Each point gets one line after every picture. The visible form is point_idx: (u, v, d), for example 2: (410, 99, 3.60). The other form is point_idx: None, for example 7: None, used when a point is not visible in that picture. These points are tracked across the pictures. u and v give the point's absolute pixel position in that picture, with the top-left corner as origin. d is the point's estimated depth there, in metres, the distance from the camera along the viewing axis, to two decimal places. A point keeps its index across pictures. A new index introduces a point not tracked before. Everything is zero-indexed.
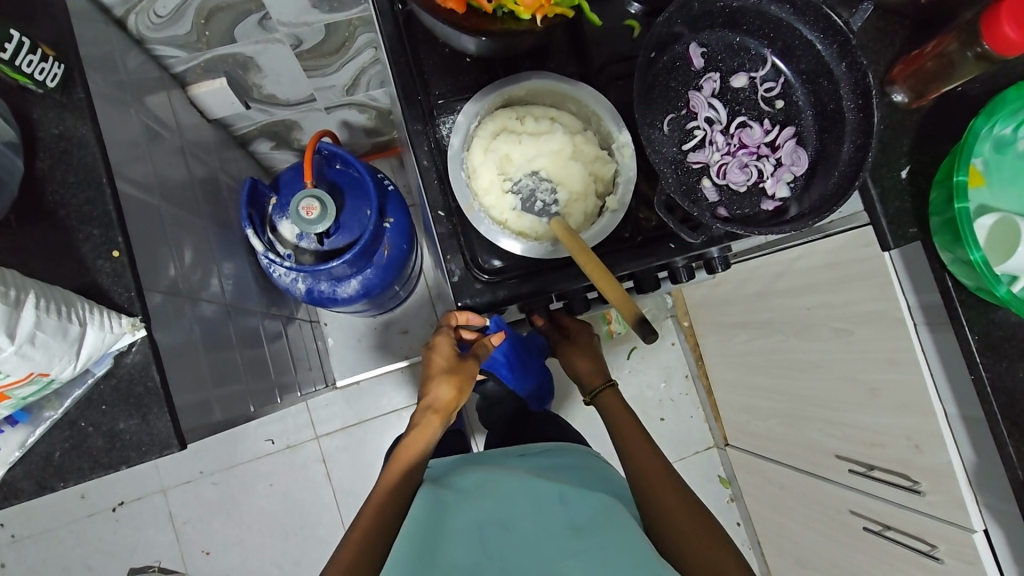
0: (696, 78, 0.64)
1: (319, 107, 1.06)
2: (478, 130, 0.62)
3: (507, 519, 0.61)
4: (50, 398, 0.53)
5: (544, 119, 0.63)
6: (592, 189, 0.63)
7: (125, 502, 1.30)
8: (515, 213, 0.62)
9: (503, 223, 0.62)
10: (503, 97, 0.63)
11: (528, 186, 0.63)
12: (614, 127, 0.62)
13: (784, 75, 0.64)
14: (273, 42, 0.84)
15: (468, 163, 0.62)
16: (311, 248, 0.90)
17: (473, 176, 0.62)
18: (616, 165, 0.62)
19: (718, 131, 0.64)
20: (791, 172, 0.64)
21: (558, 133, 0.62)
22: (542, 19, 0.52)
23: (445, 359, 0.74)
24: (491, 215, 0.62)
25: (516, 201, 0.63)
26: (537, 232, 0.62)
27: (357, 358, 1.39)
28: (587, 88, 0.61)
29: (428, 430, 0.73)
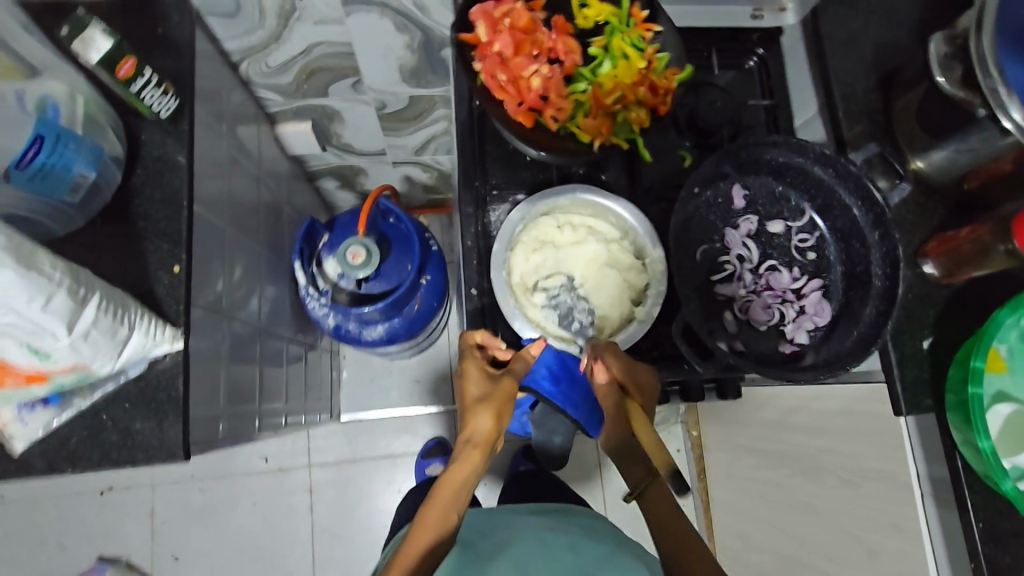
0: (735, 217, 0.69)
1: (387, 160, 1.15)
2: (523, 234, 0.67)
3: (528, 555, 0.58)
4: (84, 387, 0.58)
5: (583, 228, 0.68)
6: (624, 296, 0.67)
7: (114, 488, 1.33)
8: (547, 313, 0.67)
9: (540, 323, 0.66)
10: (549, 205, 0.68)
11: (561, 286, 0.68)
12: (650, 245, 0.67)
13: (820, 230, 0.68)
14: (361, 102, 0.93)
15: (510, 259, 0.67)
16: (348, 288, 0.94)
17: (512, 270, 0.67)
18: (648, 278, 0.67)
19: (748, 269, 0.68)
20: (813, 321, 0.66)
21: (594, 242, 0.68)
22: (601, 143, 0.58)
23: (477, 384, 0.63)
24: (527, 315, 0.66)
25: (549, 298, 0.67)
26: (573, 334, 0.66)
27: (365, 397, 1.41)
28: (627, 206, 0.66)
29: (467, 467, 0.61)
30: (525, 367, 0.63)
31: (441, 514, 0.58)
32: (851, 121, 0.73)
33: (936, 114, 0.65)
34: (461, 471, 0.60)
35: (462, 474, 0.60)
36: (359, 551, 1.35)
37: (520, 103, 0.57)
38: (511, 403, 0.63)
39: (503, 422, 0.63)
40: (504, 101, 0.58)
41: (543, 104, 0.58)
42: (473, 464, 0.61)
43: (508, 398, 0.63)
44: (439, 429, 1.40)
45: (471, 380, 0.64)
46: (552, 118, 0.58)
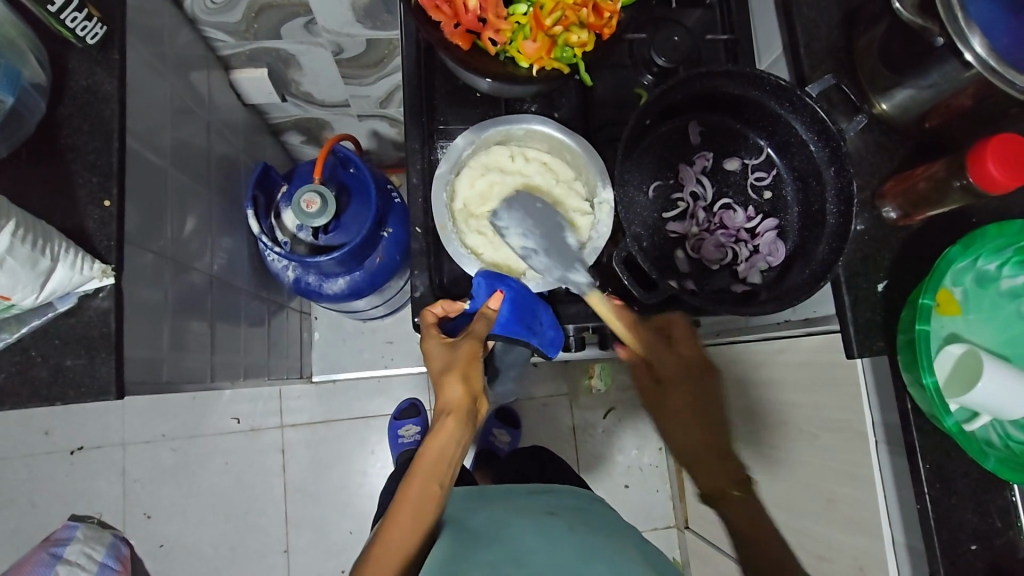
0: (690, 154, 0.67)
1: (351, 113, 1.12)
2: (471, 158, 0.66)
3: (527, 517, 0.72)
4: (9, 322, 0.55)
5: (533, 162, 0.67)
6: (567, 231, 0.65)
7: (85, 448, 1.32)
8: (485, 242, 0.65)
9: (477, 251, 0.65)
10: (501, 133, 0.66)
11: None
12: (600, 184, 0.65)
13: (777, 168, 0.66)
14: (317, 45, 0.90)
15: (454, 185, 0.65)
16: (307, 240, 0.93)
17: (454, 197, 0.65)
18: (593, 219, 0.65)
19: (701, 207, 0.67)
20: (766, 261, 0.65)
21: (542, 178, 0.66)
22: (541, 69, 0.58)
23: (440, 355, 0.62)
24: (466, 242, 0.65)
25: (492, 232, 0.66)
26: (509, 266, 0.65)
27: (337, 357, 1.40)
28: (581, 143, 0.65)
29: (445, 436, 0.61)
30: (487, 327, 0.62)
31: (424, 484, 0.61)
32: (814, 57, 0.70)
33: (897, 48, 0.62)
34: (439, 440, 0.61)
35: (442, 442, 0.61)
36: (331, 510, 1.35)
37: (457, 24, 0.56)
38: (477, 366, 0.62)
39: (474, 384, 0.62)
40: (442, 25, 0.56)
41: (481, 26, 0.56)
42: (450, 434, 0.61)
43: (475, 360, 0.62)
44: (412, 390, 1.40)
45: (436, 352, 0.62)
46: (491, 41, 0.57)
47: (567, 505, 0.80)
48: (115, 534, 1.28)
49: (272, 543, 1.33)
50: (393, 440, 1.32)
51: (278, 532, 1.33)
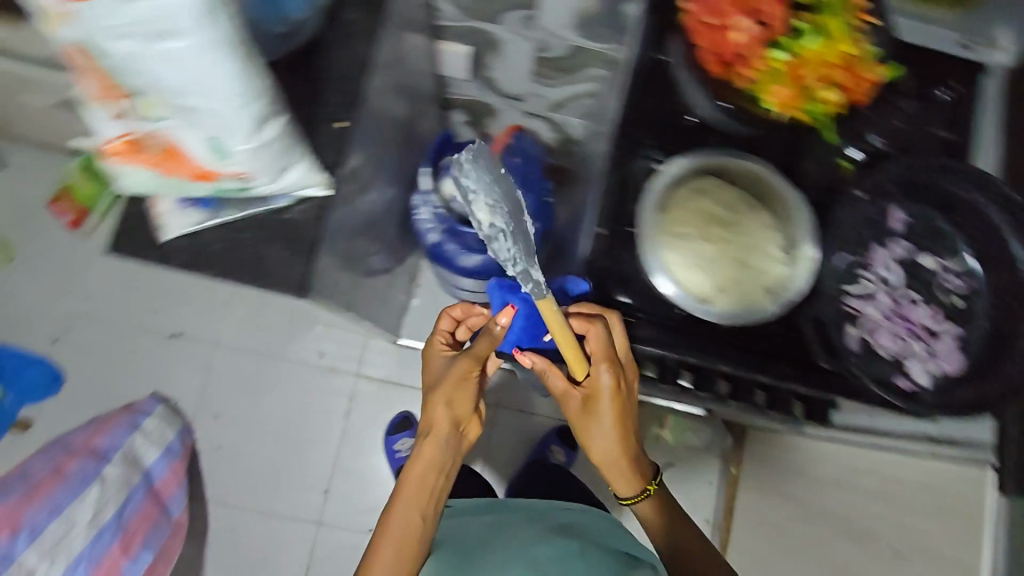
0: (890, 239, 0.77)
1: (521, 108, 1.18)
2: (686, 189, 0.80)
3: (525, 529, 0.90)
4: (234, 202, 0.68)
5: (733, 207, 0.79)
6: (761, 275, 0.77)
7: (181, 336, 1.41)
8: (684, 268, 0.77)
9: (676, 273, 0.77)
10: (718, 169, 0.80)
11: (706, 248, 0.78)
12: (804, 241, 0.77)
13: (972, 278, 0.75)
14: (526, 38, 0.95)
15: (665, 210, 0.78)
16: (459, 209, 0.97)
17: (665, 220, 0.78)
18: (788, 270, 0.77)
19: (886, 291, 0.78)
20: (937, 365, 0.73)
21: (754, 223, 0.79)
22: None
23: (438, 365, 0.81)
24: (668, 264, 0.77)
25: (689, 241, 0.78)
26: (703, 292, 0.76)
27: (425, 327, 1.44)
28: (799, 200, 0.78)
29: (438, 438, 0.74)
30: (486, 346, 0.77)
31: (418, 480, 0.73)
32: None
33: None
34: (428, 449, 0.74)
35: (434, 449, 0.74)
36: (377, 470, 1.38)
37: None
38: (469, 381, 0.77)
39: (464, 402, 0.76)
40: (704, 54, 0.75)
41: None
42: (434, 443, 0.74)
43: (465, 376, 0.76)
44: None
45: (432, 367, 0.81)
46: None
47: (542, 526, 0.93)
48: (182, 423, 1.35)
49: (314, 481, 1.37)
50: (390, 456, 1.35)
51: (322, 473, 1.38)
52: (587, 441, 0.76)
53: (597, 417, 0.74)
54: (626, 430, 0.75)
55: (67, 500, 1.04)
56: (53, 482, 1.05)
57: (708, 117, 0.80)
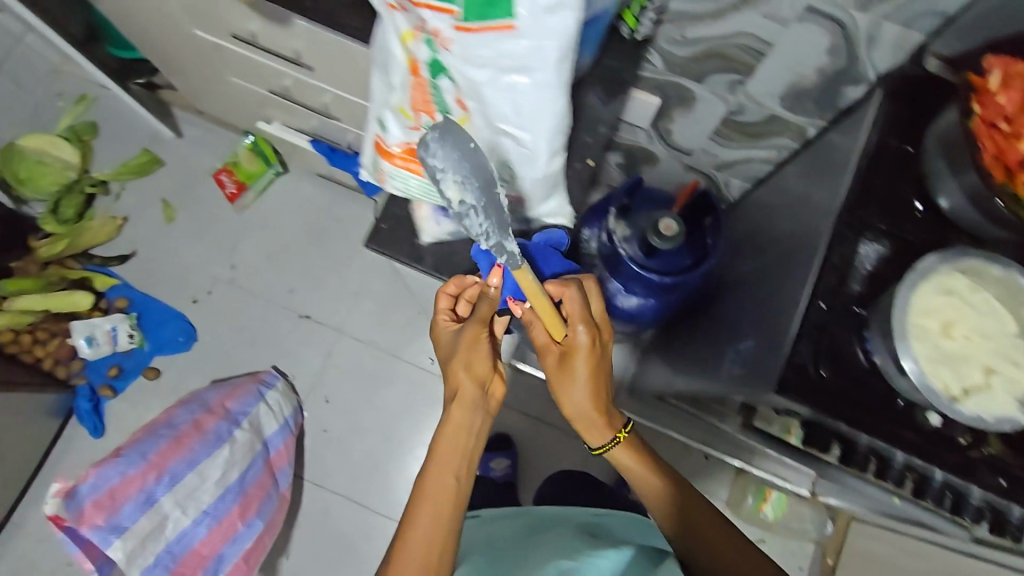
0: None
1: (686, 160, 1.20)
2: (934, 276, 0.62)
3: (560, 530, 0.97)
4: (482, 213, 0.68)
5: (981, 295, 0.62)
6: (1013, 386, 0.60)
7: (310, 318, 1.49)
8: (933, 363, 0.60)
9: (925, 369, 0.60)
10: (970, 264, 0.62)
11: (950, 345, 0.61)
12: None
13: None
14: (724, 100, 0.98)
15: (913, 295, 0.61)
16: (630, 252, 0.98)
17: (912, 306, 0.61)
18: None
19: None
20: None
21: (995, 323, 0.62)
22: None
23: (445, 338, 0.79)
24: (916, 356, 0.60)
25: (936, 339, 0.61)
26: (953, 392, 0.60)
27: None
28: None
29: (464, 404, 0.77)
30: (487, 307, 0.75)
31: (449, 448, 0.75)
32: None
33: None
34: (456, 415, 0.77)
35: (465, 412, 0.77)
36: None
37: (998, 158, 0.62)
38: (477, 344, 0.76)
39: (477, 364, 0.77)
40: (984, 157, 0.62)
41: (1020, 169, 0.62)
42: (462, 408, 0.77)
43: (477, 337, 0.76)
44: None
45: (442, 343, 0.80)
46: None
47: (568, 527, 0.99)
48: (296, 402, 1.42)
49: (407, 483, 1.41)
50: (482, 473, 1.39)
51: (416, 477, 1.41)
52: (566, 399, 0.81)
53: (573, 373, 0.78)
54: (598, 383, 0.79)
55: (204, 456, 1.11)
56: (194, 436, 1.13)
57: (953, 211, 0.67)
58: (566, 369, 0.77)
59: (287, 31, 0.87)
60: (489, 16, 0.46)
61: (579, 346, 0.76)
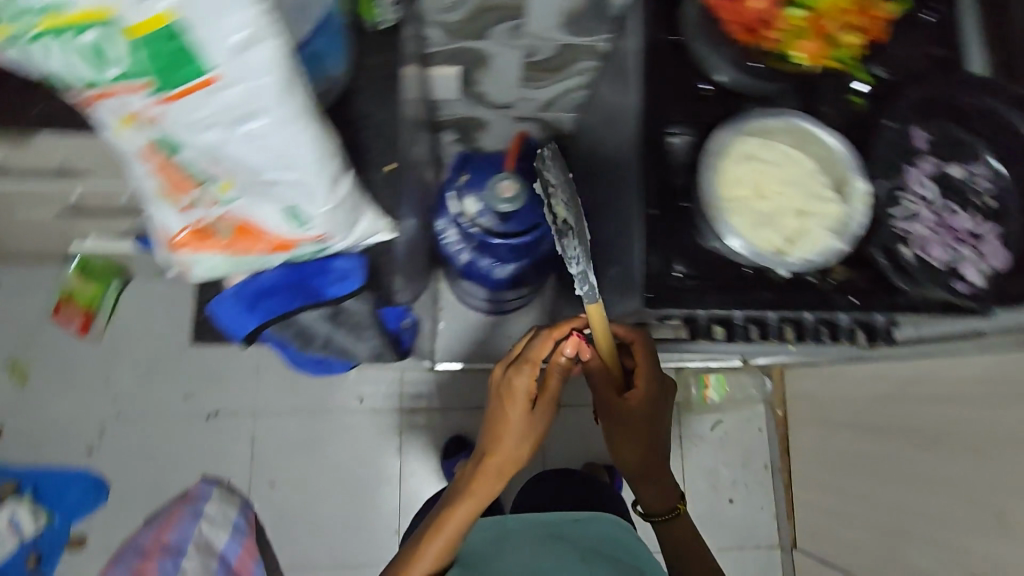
0: (916, 155, 0.69)
1: (512, 115, 1.21)
2: (732, 147, 0.68)
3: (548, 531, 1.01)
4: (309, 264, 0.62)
5: (778, 149, 0.69)
6: (821, 220, 0.66)
7: (219, 414, 1.40)
8: (743, 224, 0.66)
9: (738, 230, 0.66)
10: (763, 124, 0.68)
11: (760, 203, 0.67)
12: (854, 174, 0.65)
13: (1004, 176, 0.66)
14: (513, 48, 0.98)
15: (717, 168, 0.67)
16: (486, 225, 0.97)
17: (716, 179, 0.67)
18: (846, 207, 0.66)
19: (930, 207, 0.67)
20: (989, 264, 0.64)
21: (799, 168, 0.68)
22: (813, 64, 0.70)
23: (517, 381, 0.80)
24: (729, 220, 0.66)
25: (749, 204, 0.67)
26: (766, 244, 0.65)
27: (457, 349, 1.46)
28: (844, 140, 0.66)
29: (481, 492, 0.79)
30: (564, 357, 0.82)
31: (449, 533, 0.79)
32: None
33: None
34: (474, 498, 0.79)
35: (478, 497, 0.79)
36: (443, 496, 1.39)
37: (740, 24, 0.68)
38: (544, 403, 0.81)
39: (522, 442, 0.80)
40: (728, 18, 0.69)
41: (762, 27, 0.68)
42: (481, 495, 0.79)
43: (535, 422, 0.81)
44: None
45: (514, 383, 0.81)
46: (769, 40, 0.68)
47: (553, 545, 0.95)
48: (241, 502, 1.34)
49: (385, 525, 1.38)
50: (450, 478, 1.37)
51: (392, 513, 1.38)
52: (614, 437, 0.88)
53: (630, 418, 0.85)
54: (643, 430, 0.86)
55: None
56: None
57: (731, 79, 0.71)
58: (620, 403, 0.84)
59: (33, 146, 0.78)
60: (182, 79, 0.43)
61: (642, 393, 0.84)
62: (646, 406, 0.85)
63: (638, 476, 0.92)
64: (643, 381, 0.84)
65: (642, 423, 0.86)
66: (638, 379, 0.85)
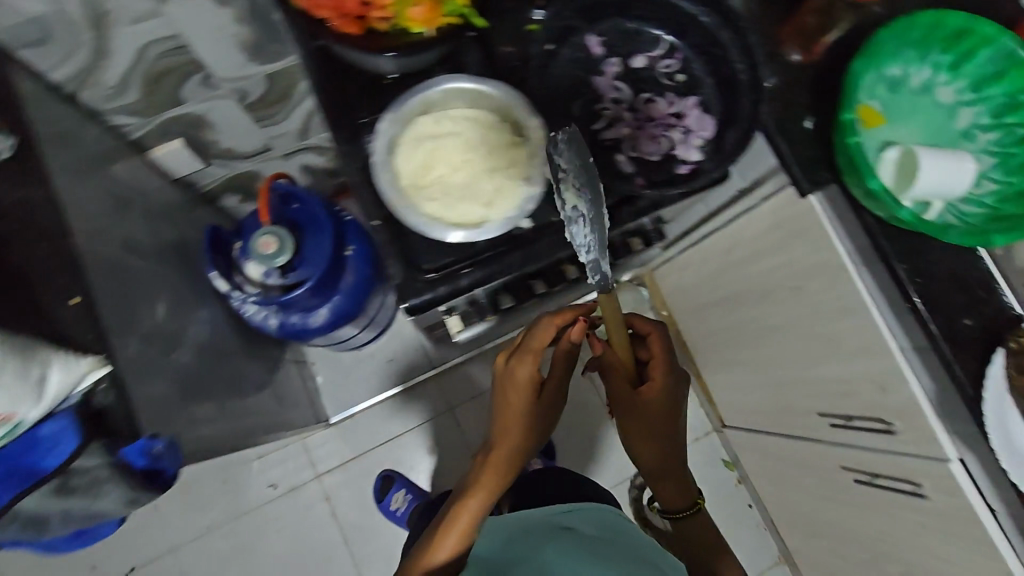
0: (598, 64, 0.70)
1: (276, 154, 1.12)
2: (401, 137, 0.67)
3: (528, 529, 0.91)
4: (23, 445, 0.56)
5: (459, 120, 0.69)
6: (511, 170, 0.68)
7: (137, 567, 1.31)
8: (438, 208, 0.66)
9: (436, 217, 0.66)
10: (420, 102, 0.67)
11: (450, 180, 0.68)
12: (522, 113, 0.67)
13: (679, 52, 0.70)
14: (220, 97, 0.91)
15: (393, 165, 0.67)
16: (277, 283, 0.92)
17: (397, 176, 0.67)
18: (529, 148, 0.67)
19: (625, 108, 0.70)
20: (700, 137, 0.68)
21: (473, 130, 0.69)
22: (434, 29, 0.62)
23: (522, 372, 0.80)
24: (424, 212, 0.66)
25: (438, 186, 0.68)
26: (469, 219, 0.66)
27: (347, 394, 1.40)
28: (496, 85, 0.67)
29: (492, 473, 0.80)
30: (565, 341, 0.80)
31: (468, 514, 0.77)
32: None
33: None
34: (489, 470, 0.79)
35: (493, 472, 0.80)
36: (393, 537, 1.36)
37: (343, 15, 0.61)
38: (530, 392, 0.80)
39: (525, 426, 0.80)
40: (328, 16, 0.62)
41: (367, 9, 0.61)
42: (494, 471, 0.79)
43: (542, 412, 0.82)
44: (428, 398, 1.42)
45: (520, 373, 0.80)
46: (380, 20, 0.61)
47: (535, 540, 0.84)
48: None
49: None
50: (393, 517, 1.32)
51: None
52: (630, 438, 0.85)
53: (649, 413, 0.81)
54: (668, 427, 0.83)
55: None
56: None
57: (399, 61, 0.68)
58: (635, 393, 0.80)
59: None
60: None
61: (661, 383, 0.80)
62: (666, 399, 0.80)
63: (659, 478, 0.89)
64: (655, 370, 0.81)
65: (660, 419, 0.81)
66: (655, 366, 0.81)
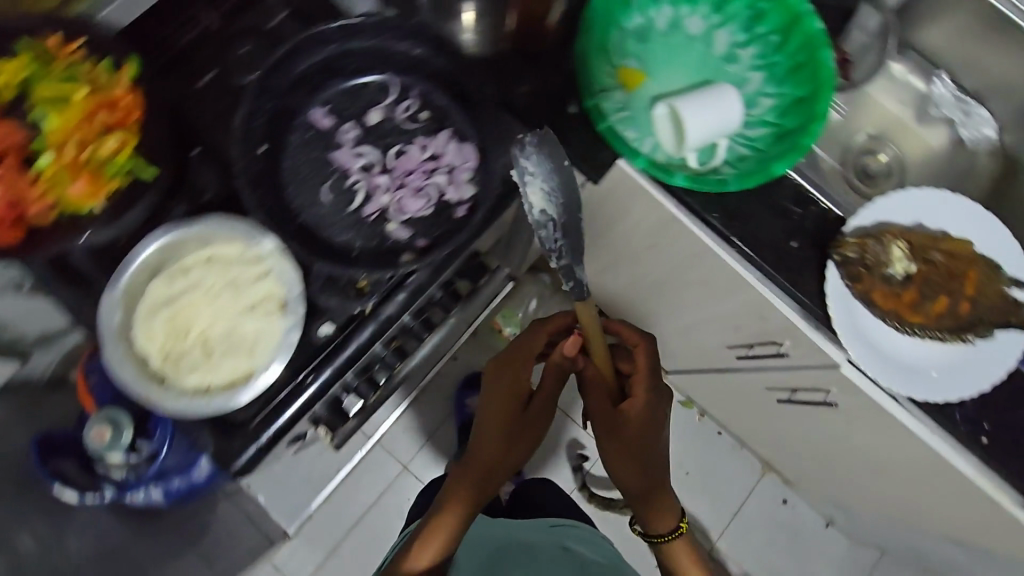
0: (333, 137, 0.65)
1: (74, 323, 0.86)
2: (127, 317, 0.56)
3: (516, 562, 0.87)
4: None
5: (191, 266, 0.58)
6: (268, 301, 0.59)
7: None
8: (200, 377, 0.57)
9: (205, 388, 0.57)
10: (134, 270, 0.57)
11: (206, 338, 0.58)
12: (252, 238, 0.59)
13: (411, 92, 0.67)
14: None
15: (131, 353, 0.56)
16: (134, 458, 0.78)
17: (141, 362, 0.56)
18: (277, 271, 0.59)
19: (379, 172, 0.65)
20: (465, 171, 0.66)
21: (210, 271, 0.59)
22: (104, 198, 0.58)
23: (502, 385, 0.75)
24: (188, 390, 0.56)
25: (194, 351, 0.57)
26: (241, 375, 0.57)
27: (290, 499, 1.24)
28: (212, 220, 0.58)
29: (467, 480, 0.76)
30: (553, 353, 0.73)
31: (444, 522, 0.75)
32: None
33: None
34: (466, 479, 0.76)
35: (469, 482, 0.76)
36: None
37: None
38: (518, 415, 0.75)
39: (502, 444, 0.75)
40: None
41: (19, 209, 0.55)
42: (471, 480, 0.76)
43: (525, 425, 0.75)
44: None
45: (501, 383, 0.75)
46: (42, 211, 0.56)
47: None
48: None
49: None
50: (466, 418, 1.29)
51: None
52: (608, 461, 0.76)
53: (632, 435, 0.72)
54: (654, 446, 0.74)
55: None
56: None
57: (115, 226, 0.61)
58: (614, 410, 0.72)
59: None
60: None
61: (641, 401, 0.72)
62: (647, 416, 0.72)
63: (649, 509, 0.78)
64: (635, 385, 0.73)
65: (642, 443, 0.72)
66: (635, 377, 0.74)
